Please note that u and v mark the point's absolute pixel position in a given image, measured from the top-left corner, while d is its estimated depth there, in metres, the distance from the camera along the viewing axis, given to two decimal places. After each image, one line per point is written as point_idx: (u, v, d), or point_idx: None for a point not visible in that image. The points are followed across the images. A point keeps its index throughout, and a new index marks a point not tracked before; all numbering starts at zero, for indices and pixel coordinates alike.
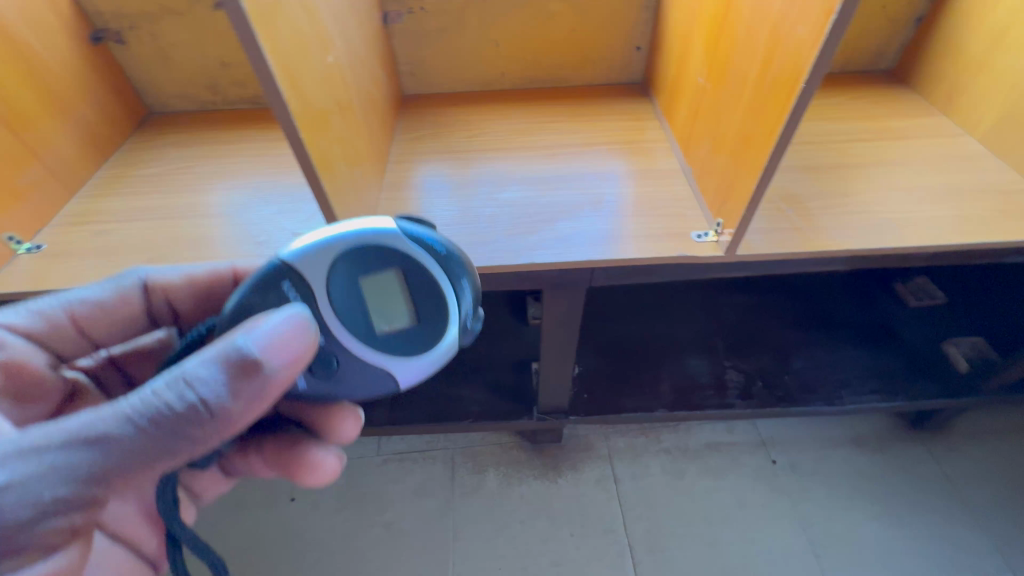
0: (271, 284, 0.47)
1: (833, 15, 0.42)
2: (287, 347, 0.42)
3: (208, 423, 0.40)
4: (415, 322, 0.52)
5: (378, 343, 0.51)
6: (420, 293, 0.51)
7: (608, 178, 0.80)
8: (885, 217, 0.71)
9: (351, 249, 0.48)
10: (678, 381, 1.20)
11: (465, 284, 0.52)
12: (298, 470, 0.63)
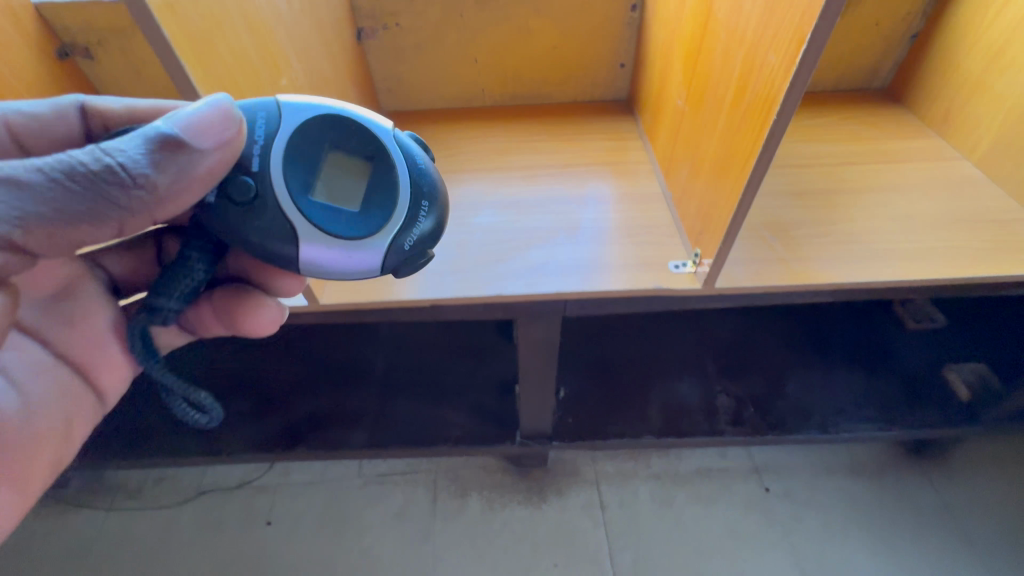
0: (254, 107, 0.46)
1: (806, 42, 0.39)
2: (216, 133, 0.41)
3: (130, 187, 0.39)
4: (355, 215, 0.48)
5: (309, 207, 0.46)
6: (378, 191, 0.49)
7: (585, 202, 0.77)
8: (874, 247, 0.68)
9: (336, 117, 0.47)
10: (667, 405, 1.16)
11: (426, 207, 0.50)
12: (239, 320, 0.57)
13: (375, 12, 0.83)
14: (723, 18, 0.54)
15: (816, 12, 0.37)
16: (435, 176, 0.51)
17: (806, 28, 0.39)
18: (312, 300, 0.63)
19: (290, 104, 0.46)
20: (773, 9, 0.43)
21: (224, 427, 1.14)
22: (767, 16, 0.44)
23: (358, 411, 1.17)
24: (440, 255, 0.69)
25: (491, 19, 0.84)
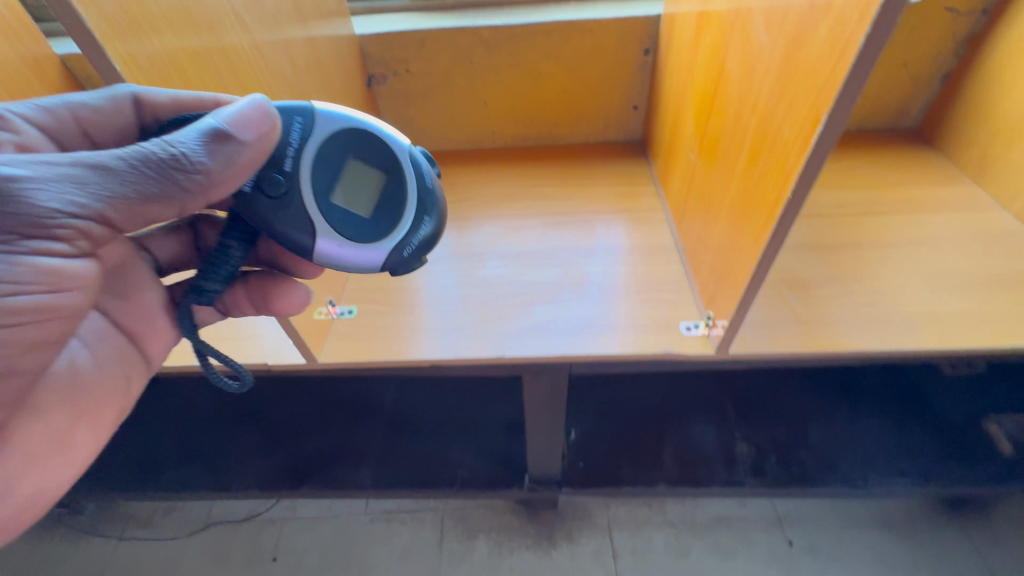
0: (290, 110, 0.46)
1: (821, 125, 0.36)
2: (260, 126, 0.41)
3: (184, 178, 0.39)
4: (364, 220, 0.49)
5: (326, 209, 0.47)
6: (386, 204, 0.49)
7: (595, 254, 0.74)
8: (903, 309, 0.63)
9: (361, 129, 0.48)
10: (683, 450, 1.09)
11: (427, 220, 0.50)
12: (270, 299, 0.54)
13: (384, 60, 0.83)
14: (736, 80, 0.51)
15: (832, 96, 0.35)
16: (439, 188, 0.51)
17: (822, 109, 0.36)
18: (310, 358, 0.62)
19: (324, 112, 0.46)
20: (786, 83, 0.41)
21: (233, 462, 1.08)
22: (781, 89, 0.42)
23: (364, 449, 1.10)
24: (441, 310, 0.68)
25: (500, 64, 0.83)
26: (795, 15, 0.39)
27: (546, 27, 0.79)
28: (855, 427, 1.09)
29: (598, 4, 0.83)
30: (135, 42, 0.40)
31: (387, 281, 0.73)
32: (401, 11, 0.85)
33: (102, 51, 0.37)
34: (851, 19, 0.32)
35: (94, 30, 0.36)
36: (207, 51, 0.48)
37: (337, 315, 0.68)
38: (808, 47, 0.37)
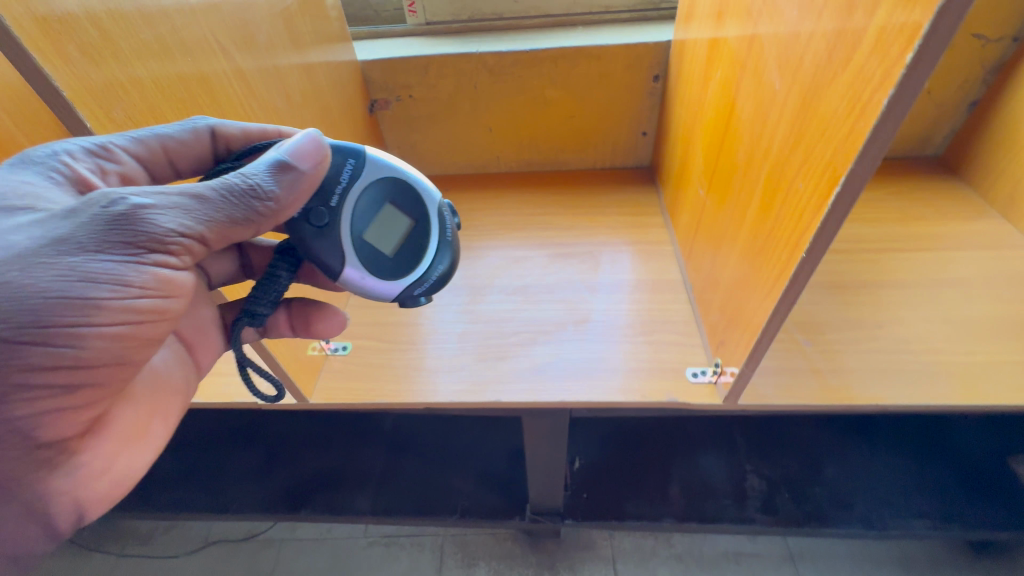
0: (344, 149, 0.47)
1: (840, 185, 0.33)
2: (315, 156, 0.41)
3: (260, 205, 0.38)
4: (385, 261, 0.48)
5: (354, 244, 0.47)
6: (408, 249, 0.49)
7: (598, 289, 0.71)
8: (926, 358, 0.59)
9: (403, 180, 0.48)
10: (689, 483, 1.01)
11: (443, 269, 0.50)
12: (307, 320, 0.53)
13: (387, 85, 0.82)
14: (747, 121, 0.48)
15: (852, 155, 0.32)
16: (460, 241, 0.51)
17: (840, 167, 0.33)
18: (301, 400, 0.60)
19: (375, 156, 0.47)
20: (800, 133, 0.38)
21: (230, 484, 1.04)
22: (795, 138, 0.39)
23: (363, 475, 1.05)
24: (439, 348, 0.65)
25: (506, 91, 0.82)
26: (810, 62, 0.37)
27: (552, 53, 0.77)
28: (881, 472, 0.99)
29: (605, 29, 0.80)
30: (110, 97, 0.37)
31: (385, 316, 0.71)
32: (406, 36, 0.84)
33: (74, 110, 0.34)
34: (873, 75, 0.30)
35: (64, 90, 0.33)
36: (194, 95, 0.45)
37: (331, 352, 0.66)
38: (824, 98, 0.35)
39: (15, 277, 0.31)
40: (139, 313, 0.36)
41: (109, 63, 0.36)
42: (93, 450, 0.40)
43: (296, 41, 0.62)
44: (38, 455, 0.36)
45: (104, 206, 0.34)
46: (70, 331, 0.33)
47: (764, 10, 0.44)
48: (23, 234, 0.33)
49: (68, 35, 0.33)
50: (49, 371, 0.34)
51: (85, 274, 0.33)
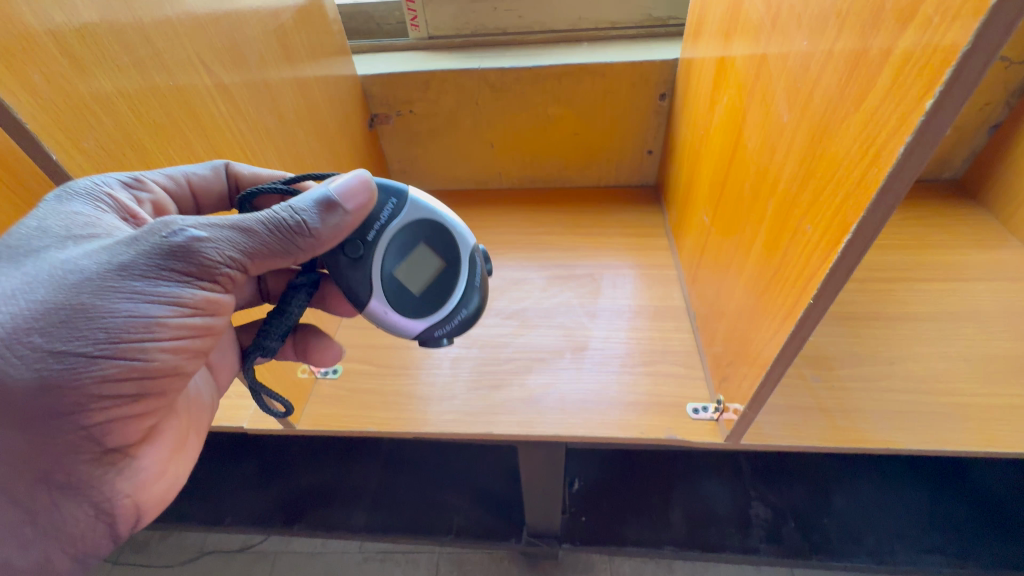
0: (387, 188, 0.48)
1: (851, 233, 0.31)
2: (359, 198, 0.41)
3: (302, 241, 0.39)
4: (411, 299, 0.48)
5: (383, 278, 0.47)
6: (434, 290, 0.49)
7: (598, 315, 0.69)
8: (943, 400, 0.56)
9: (439, 224, 0.49)
10: (691, 509, 0.97)
11: (465, 312, 0.49)
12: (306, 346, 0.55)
13: (387, 100, 0.80)
14: (754, 150, 0.46)
15: (866, 202, 0.29)
16: (486, 287, 0.51)
17: (854, 214, 0.31)
18: (289, 427, 0.58)
19: (416, 198, 0.48)
20: (810, 170, 0.35)
21: (226, 495, 1.03)
22: (805, 176, 0.36)
23: (359, 488, 1.04)
24: (434, 375, 0.63)
25: (508, 107, 0.80)
26: (821, 96, 0.34)
27: (556, 69, 0.75)
28: (889, 499, 0.95)
29: (611, 45, 0.78)
30: (80, 125, 0.36)
31: (378, 338, 0.69)
32: (407, 50, 0.83)
33: (38, 142, 0.33)
34: (888, 118, 0.27)
35: (27, 121, 0.32)
36: (174, 121, 0.44)
37: (320, 376, 0.64)
38: (836, 137, 0.32)
39: (88, 300, 0.34)
40: (193, 331, 0.38)
41: (78, 92, 0.35)
42: (148, 456, 0.42)
43: (292, 58, 0.61)
44: (106, 460, 0.39)
45: (162, 236, 0.35)
46: (134, 348, 0.36)
47: (771, 36, 0.42)
48: (93, 258, 0.35)
49: (31, 65, 0.32)
50: (118, 385, 0.36)
51: (146, 298, 0.35)
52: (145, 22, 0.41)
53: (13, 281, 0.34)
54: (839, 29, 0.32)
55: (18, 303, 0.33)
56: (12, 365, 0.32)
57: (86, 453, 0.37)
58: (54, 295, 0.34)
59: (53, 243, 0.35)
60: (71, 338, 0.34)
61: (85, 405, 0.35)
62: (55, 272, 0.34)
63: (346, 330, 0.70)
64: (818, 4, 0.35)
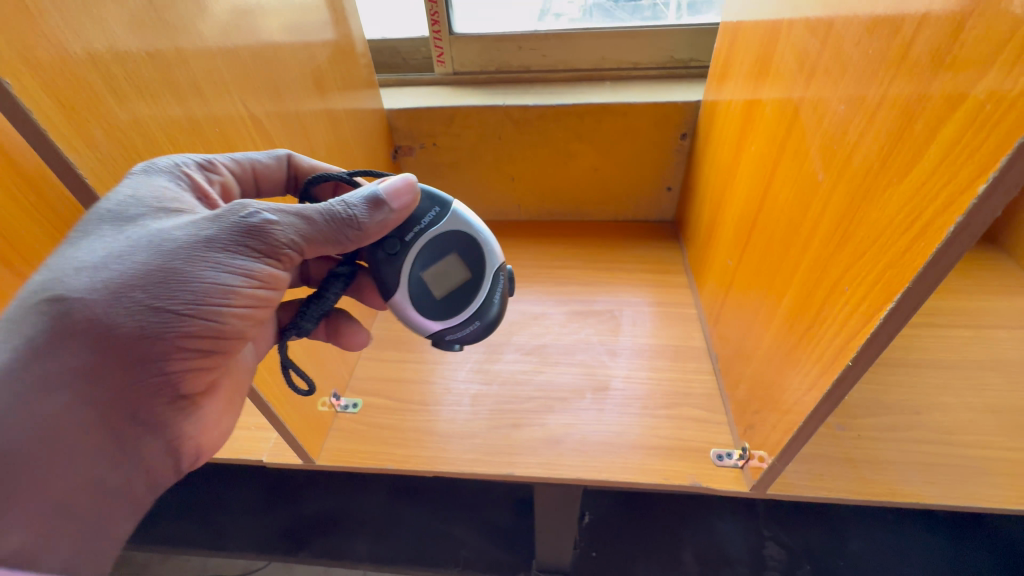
0: (432, 196, 0.49)
1: (894, 301, 0.31)
2: (403, 197, 0.42)
3: (354, 234, 0.40)
4: (433, 302, 0.49)
5: (411, 278, 0.48)
6: (455, 296, 0.49)
7: (618, 354, 0.69)
8: (971, 452, 0.55)
9: (474, 239, 0.49)
10: (704, 550, 0.95)
11: (479, 323, 0.49)
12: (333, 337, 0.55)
13: (411, 133, 0.82)
14: (785, 202, 0.46)
15: (911, 274, 0.29)
16: (506, 303, 0.51)
17: (897, 284, 0.31)
18: (308, 460, 0.58)
19: (456, 209, 0.49)
20: (847, 231, 0.36)
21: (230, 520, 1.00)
22: (841, 236, 0.37)
23: (365, 516, 1.01)
24: (453, 411, 0.63)
25: (530, 141, 0.81)
26: (860, 160, 0.34)
27: (579, 108, 0.77)
28: (910, 545, 0.92)
29: (632, 85, 0.80)
30: (135, 175, 0.36)
31: (397, 371, 0.69)
32: (432, 85, 0.85)
33: (95, 195, 0.33)
34: (936, 195, 0.27)
35: (86, 176, 0.32)
36: None
37: (340, 408, 0.63)
38: (878, 203, 0.32)
39: (178, 266, 0.35)
40: (261, 302, 0.39)
41: (133, 143, 0.35)
42: (209, 405, 0.43)
43: (325, 95, 0.62)
44: (179, 403, 0.40)
45: (241, 215, 0.36)
46: (212, 314, 0.37)
47: (803, 90, 0.43)
48: (181, 227, 0.35)
49: (93, 121, 0.32)
50: (195, 343, 0.37)
51: (223, 270, 0.36)
52: (197, 68, 0.41)
53: (111, 240, 0.34)
54: (880, 100, 0.32)
55: (117, 264, 0.34)
56: (111, 318, 0.34)
57: (165, 395, 0.38)
58: (146, 259, 0.34)
59: (143, 212, 0.34)
60: (160, 299, 0.34)
61: (166, 358, 0.36)
62: (145, 236, 0.34)
63: (365, 361, 0.70)
64: (858, 72, 0.35)
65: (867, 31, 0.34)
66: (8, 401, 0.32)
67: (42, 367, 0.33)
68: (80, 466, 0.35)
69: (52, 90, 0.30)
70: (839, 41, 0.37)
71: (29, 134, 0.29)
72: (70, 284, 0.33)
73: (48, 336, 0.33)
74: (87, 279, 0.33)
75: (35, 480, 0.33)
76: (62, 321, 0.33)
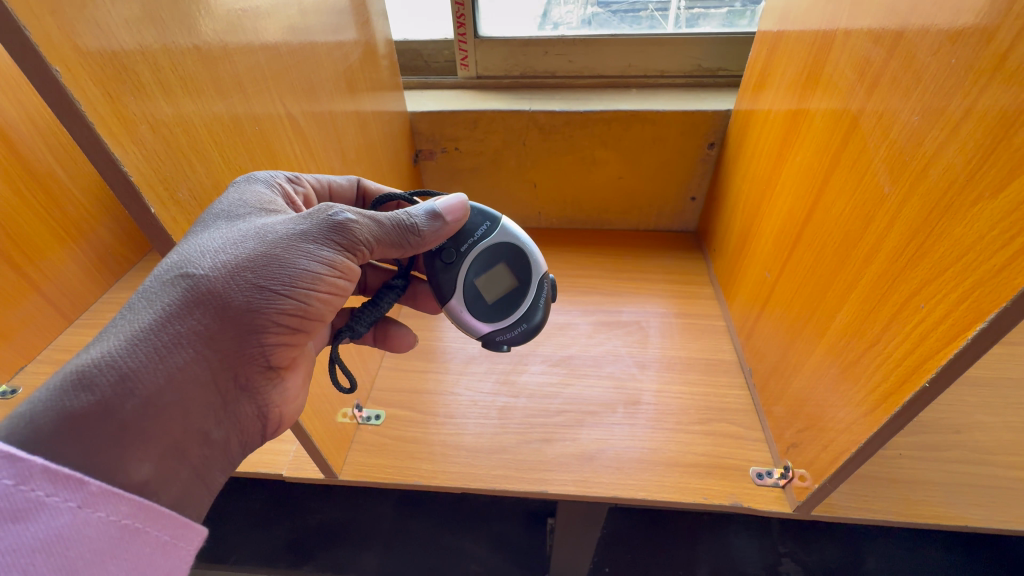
0: (482, 212, 0.51)
1: (987, 320, 0.29)
2: (456, 211, 0.45)
3: (414, 239, 0.43)
4: (485, 306, 0.51)
5: (466, 284, 0.50)
6: (504, 301, 0.52)
7: (646, 367, 0.67)
8: (1016, 474, 0.54)
9: (520, 248, 0.51)
10: (721, 568, 0.90)
11: (525, 326, 0.51)
12: (382, 339, 0.57)
13: (434, 137, 0.80)
14: (839, 215, 0.44)
15: (1010, 293, 0.28)
16: (549, 309, 0.53)
17: (990, 303, 0.29)
18: (330, 475, 0.55)
19: (504, 223, 0.51)
20: (922, 247, 0.34)
21: (230, 530, 0.95)
22: (915, 252, 0.35)
23: (370, 530, 0.95)
24: (480, 425, 0.61)
25: (555, 147, 0.79)
26: (939, 173, 0.33)
27: (607, 114, 0.75)
28: (938, 564, 0.88)
29: (660, 93, 0.79)
30: (176, 173, 0.33)
31: (419, 381, 0.67)
32: (455, 89, 0.84)
33: (140, 196, 0.31)
34: None
35: (133, 174, 0.30)
36: (258, 164, 0.42)
37: (361, 420, 0.61)
38: (962, 221, 0.31)
39: (278, 252, 0.36)
40: (342, 292, 0.40)
41: (178, 141, 0.33)
42: (293, 379, 0.42)
43: (356, 96, 0.60)
44: (272, 373, 0.39)
45: (328, 213, 0.38)
46: (304, 296, 0.37)
47: (863, 102, 0.41)
48: (281, 220, 0.37)
49: (140, 115, 0.30)
50: (287, 324, 0.37)
51: (314, 259, 0.37)
52: (238, 63, 0.39)
53: (224, 228, 0.36)
54: (966, 112, 0.31)
55: (231, 248, 0.35)
56: (225, 292, 0.34)
57: (261, 363, 0.37)
58: (252, 244, 0.36)
59: (249, 211, 0.37)
60: (263, 279, 0.35)
61: (265, 332, 0.36)
62: (252, 226, 0.36)
63: (386, 370, 0.68)
64: (936, 84, 0.34)
65: (948, 40, 0.33)
66: (142, 352, 0.32)
67: (169, 327, 0.33)
68: (194, 421, 0.34)
69: (101, 80, 0.27)
70: (911, 51, 0.36)
71: (75, 130, 0.27)
72: (193, 259, 0.34)
73: (177, 304, 0.33)
74: (210, 256, 0.34)
75: (159, 428, 0.32)
76: (189, 292, 0.34)
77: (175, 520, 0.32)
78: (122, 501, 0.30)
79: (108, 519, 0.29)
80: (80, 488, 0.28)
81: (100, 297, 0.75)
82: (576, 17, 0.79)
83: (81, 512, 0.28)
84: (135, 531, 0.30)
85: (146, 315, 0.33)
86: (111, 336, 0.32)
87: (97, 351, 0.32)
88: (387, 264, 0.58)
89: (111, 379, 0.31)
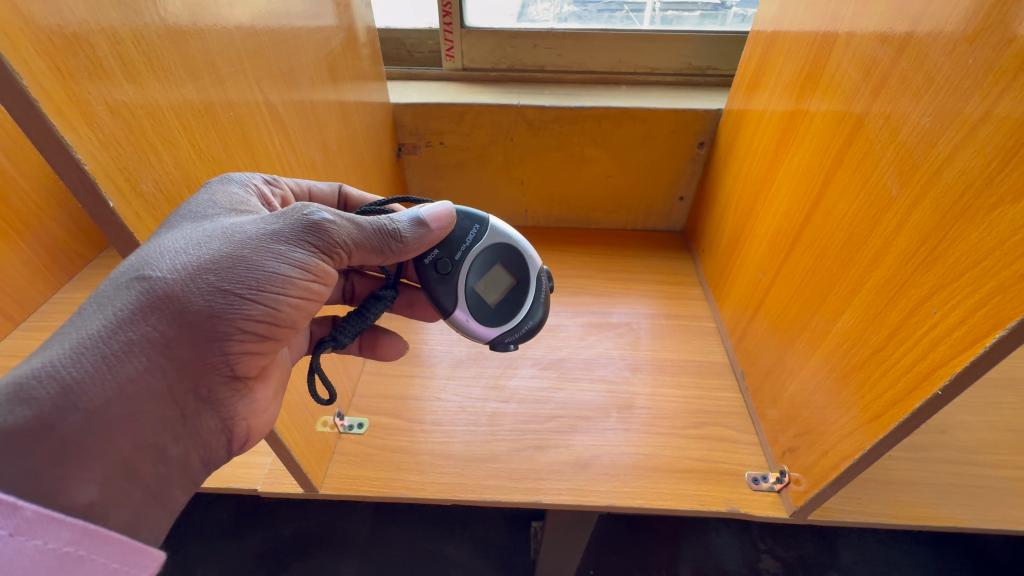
0: (467, 215, 0.48)
1: (1007, 328, 0.28)
2: (442, 219, 0.43)
3: (396, 244, 0.40)
4: (488, 311, 0.48)
5: (467, 292, 0.47)
6: (506, 300, 0.49)
7: (638, 368, 0.66)
8: (998, 473, 0.55)
9: (511, 244, 0.49)
10: (705, 566, 0.90)
11: (531, 324, 0.49)
12: (368, 347, 0.54)
13: (417, 130, 0.77)
14: (841, 220, 0.44)
15: None
16: (550, 302, 0.51)
17: (1010, 311, 0.29)
18: (310, 490, 0.52)
19: (491, 222, 0.48)
20: (934, 253, 0.34)
21: (195, 544, 0.90)
22: (925, 258, 0.35)
23: (347, 538, 0.91)
24: (470, 433, 0.58)
25: (544, 144, 0.77)
26: (953, 177, 0.32)
27: (597, 111, 0.73)
28: (910, 558, 0.90)
29: (650, 91, 0.78)
30: (138, 165, 0.29)
31: (404, 387, 0.63)
32: (440, 81, 0.80)
33: (95, 187, 0.27)
34: None
35: (87, 163, 0.26)
36: (233, 157, 0.39)
37: (343, 430, 0.58)
38: (979, 227, 0.31)
39: (246, 254, 0.33)
40: (317, 297, 0.37)
41: (141, 127, 0.29)
42: (261, 389, 0.38)
43: (337, 84, 0.57)
44: (238, 383, 0.35)
45: (303, 212, 0.35)
46: (273, 301, 0.34)
47: (869, 104, 0.41)
48: (250, 219, 0.34)
49: (97, 96, 0.26)
50: (254, 331, 0.34)
51: (285, 265, 0.34)
52: (210, 42, 0.35)
53: (187, 226, 0.32)
54: (985, 115, 0.30)
55: (193, 249, 0.31)
56: (185, 296, 0.31)
57: (225, 372, 0.34)
58: (218, 244, 0.32)
59: (217, 211, 0.33)
60: (229, 283, 0.32)
61: (231, 340, 0.33)
62: (219, 226, 0.33)
63: (368, 376, 0.65)
64: (951, 85, 0.33)
65: (965, 40, 0.32)
66: (89, 362, 0.28)
67: (121, 333, 0.29)
68: (146, 436, 0.31)
69: (47, 50, 0.23)
70: (923, 52, 0.35)
71: (15, 109, 0.23)
72: (150, 260, 0.30)
73: (131, 308, 0.30)
74: (169, 257, 0.31)
75: (107, 444, 0.29)
76: (146, 295, 0.30)
77: (127, 544, 0.29)
78: (63, 527, 0.26)
79: (46, 547, 0.25)
80: (13, 514, 0.24)
81: (51, 297, 0.70)
82: (552, 14, 0.77)
83: (13, 542, 0.24)
84: (78, 560, 0.26)
85: (96, 321, 0.29)
86: (57, 344, 0.29)
87: (39, 360, 0.28)
88: (374, 271, 0.55)
89: (53, 391, 0.27)
